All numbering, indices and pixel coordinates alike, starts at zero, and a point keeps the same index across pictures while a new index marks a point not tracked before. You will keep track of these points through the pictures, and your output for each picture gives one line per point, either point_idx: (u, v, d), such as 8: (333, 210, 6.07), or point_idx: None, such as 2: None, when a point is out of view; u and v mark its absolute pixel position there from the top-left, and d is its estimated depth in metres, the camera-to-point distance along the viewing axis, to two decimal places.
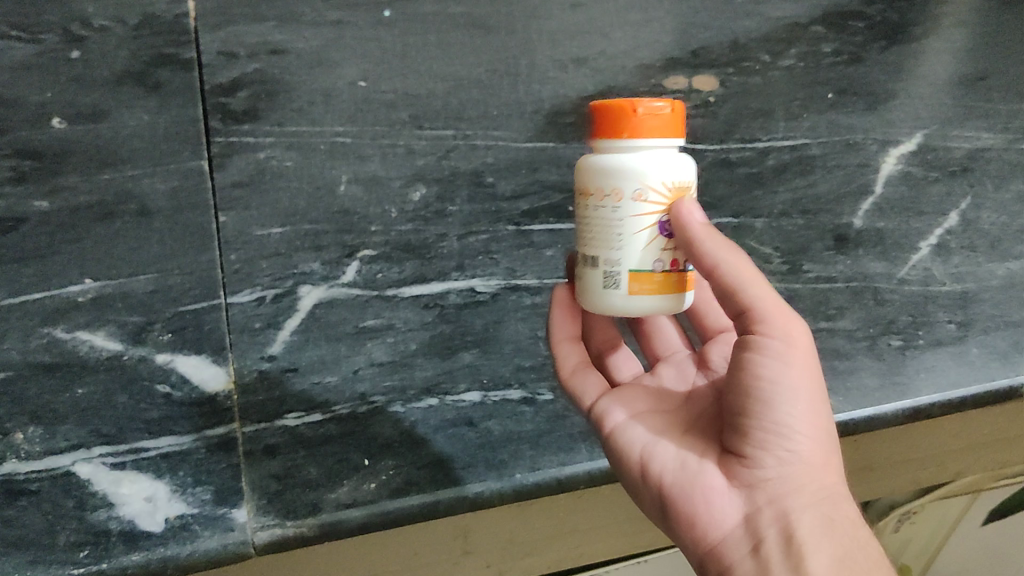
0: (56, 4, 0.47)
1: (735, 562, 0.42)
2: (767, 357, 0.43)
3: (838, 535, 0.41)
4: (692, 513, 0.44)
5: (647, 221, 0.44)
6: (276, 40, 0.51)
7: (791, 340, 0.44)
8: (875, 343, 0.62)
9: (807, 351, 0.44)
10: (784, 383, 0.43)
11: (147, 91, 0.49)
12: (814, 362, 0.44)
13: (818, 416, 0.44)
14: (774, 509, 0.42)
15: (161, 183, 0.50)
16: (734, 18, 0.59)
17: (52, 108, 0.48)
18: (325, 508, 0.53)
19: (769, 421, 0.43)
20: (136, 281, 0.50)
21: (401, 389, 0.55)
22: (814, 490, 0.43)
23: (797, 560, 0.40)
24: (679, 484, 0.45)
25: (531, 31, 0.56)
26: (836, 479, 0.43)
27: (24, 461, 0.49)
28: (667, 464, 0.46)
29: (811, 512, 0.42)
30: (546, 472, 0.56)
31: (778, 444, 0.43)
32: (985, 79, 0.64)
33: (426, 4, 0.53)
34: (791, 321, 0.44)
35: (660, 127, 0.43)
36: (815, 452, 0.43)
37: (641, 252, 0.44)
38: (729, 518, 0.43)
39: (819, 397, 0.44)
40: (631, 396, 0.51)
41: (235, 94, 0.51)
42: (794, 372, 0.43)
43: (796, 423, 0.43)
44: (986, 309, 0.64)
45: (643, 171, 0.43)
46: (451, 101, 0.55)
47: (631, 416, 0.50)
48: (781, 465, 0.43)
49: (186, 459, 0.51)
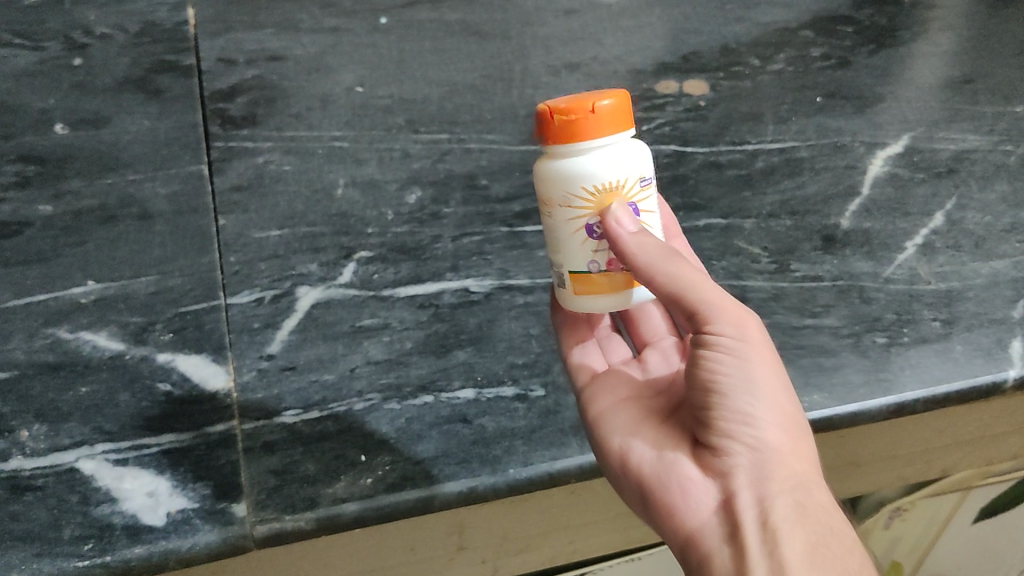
0: (59, 18, 0.60)
1: (713, 550, 0.43)
2: (724, 353, 0.46)
3: (810, 520, 0.43)
4: (669, 503, 0.45)
5: (576, 227, 0.45)
6: (273, 49, 0.61)
7: (746, 337, 0.46)
8: (858, 340, 0.56)
9: (763, 345, 0.46)
10: (744, 376, 0.45)
11: (147, 95, 0.58)
12: (771, 356, 0.46)
13: (781, 406, 0.45)
14: (748, 496, 0.43)
15: (161, 188, 0.56)
16: (722, 26, 0.68)
17: (54, 115, 0.57)
18: (323, 501, 0.48)
19: (732, 412, 0.45)
20: (138, 282, 0.53)
21: (397, 387, 0.52)
22: (785, 477, 0.44)
23: (772, 543, 0.41)
24: (655, 475, 0.47)
25: (526, 37, 0.65)
26: (806, 467, 0.45)
27: (29, 458, 0.48)
28: (644, 456, 0.48)
29: (784, 497, 0.43)
30: (540, 466, 0.50)
31: (743, 433, 0.45)
32: (971, 82, 0.69)
33: (421, 14, 0.64)
34: (746, 318, 0.46)
35: (572, 133, 0.43)
36: (783, 440, 0.45)
37: (575, 256, 0.46)
38: (704, 506, 0.44)
39: (780, 389, 0.46)
40: (611, 382, 0.52)
41: (233, 99, 0.59)
42: (752, 365, 0.45)
43: (759, 412, 0.45)
44: (971, 306, 0.58)
45: (562, 182, 0.44)
46: (445, 105, 0.62)
47: (615, 403, 0.51)
48: (748, 454, 0.44)
49: (186, 455, 0.49)
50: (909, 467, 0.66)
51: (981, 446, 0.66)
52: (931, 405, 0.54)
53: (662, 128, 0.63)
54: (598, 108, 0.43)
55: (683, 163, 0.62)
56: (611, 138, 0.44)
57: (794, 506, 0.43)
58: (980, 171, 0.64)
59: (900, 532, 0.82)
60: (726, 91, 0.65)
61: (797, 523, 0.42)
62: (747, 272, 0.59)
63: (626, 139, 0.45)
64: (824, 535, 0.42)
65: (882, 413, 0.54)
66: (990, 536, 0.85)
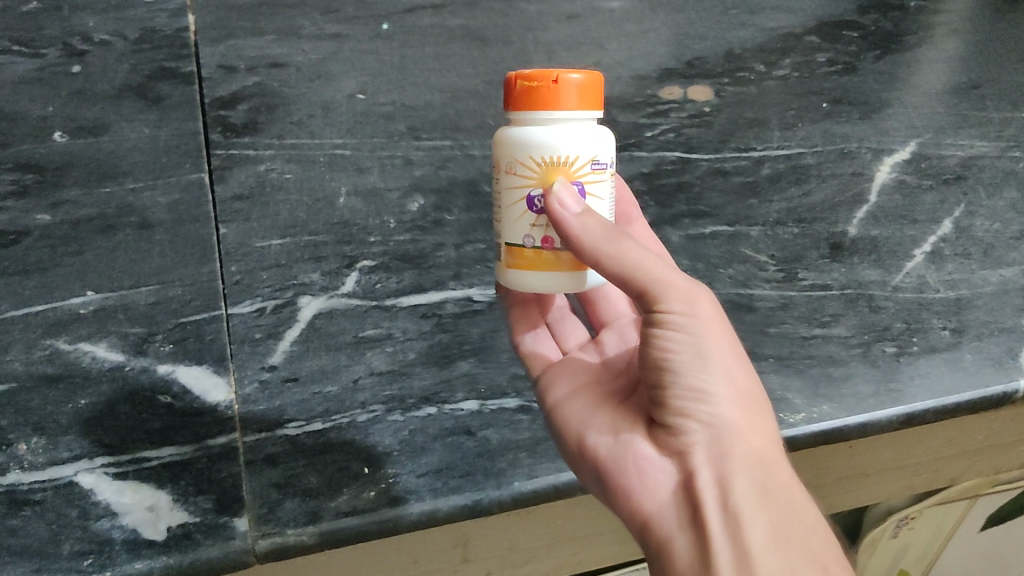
0: (54, 21, 0.52)
1: (672, 534, 0.42)
2: (677, 327, 0.44)
3: (768, 497, 0.42)
4: (627, 487, 0.45)
5: (518, 195, 0.45)
6: (275, 53, 0.56)
7: (696, 309, 0.44)
8: (869, 349, 0.58)
9: (715, 318, 0.45)
10: (696, 351, 0.44)
11: (148, 103, 0.53)
12: (725, 328, 0.45)
13: (734, 382, 0.44)
14: (703, 476, 0.43)
15: (162, 197, 0.53)
16: (728, 29, 0.62)
17: (53, 122, 0.52)
18: (325, 515, 0.49)
19: (685, 390, 0.44)
20: (138, 293, 0.52)
21: (400, 398, 0.53)
22: (743, 453, 0.43)
23: (730, 524, 0.41)
24: (614, 459, 0.46)
25: (528, 41, 0.60)
26: (764, 442, 0.44)
27: (27, 472, 0.48)
28: (603, 442, 0.47)
29: (743, 476, 0.42)
30: (544, 478, 0.52)
31: (698, 411, 0.44)
32: (978, 87, 0.67)
33: (422, 18, 0.58)
34: (698, 293, 0.45)
35: (528, 103, 0.43)
36: (737, 416, 0.44)
37: (513, 225, 0.46)
38: (662, 489, 0.44)
39: (733, 363, 0.45)
40: (571, 367, 0.53)
41: (236, 108, 0.55)
42: (704, 339, 0.44)
43: (713, 389, 0.44)
44: (981, 315, 0.60)
45: (510, 148, 0.45)
46: (449, 111, 0.58)
47: (573, 390, 0.51)
48: (703, 432, 0.44)
49: (187, 469, 0.50)
50: (918, 476, 0.65)
51: (989, 455, 0.65)
52: (940, 415, 0.56)
53: (667, 134, 0.61)
54: (558, 80, 0.42)
55: (689, 170, 0.61)
56: (564, 117, 0.43)
57: (752, 484, 0.42)
58: (988, 177, 0.65)
59: (907, 539, 0.81)
60: (731, 98, 0.62)
61: (757, 501, 0.41)
62: (755, 279, 0.60)
63: (587, 123, 0.44)
64: (784, 511, 0.42)
65: (893, 422, 0.55)
66: (997, 545, 0.84)
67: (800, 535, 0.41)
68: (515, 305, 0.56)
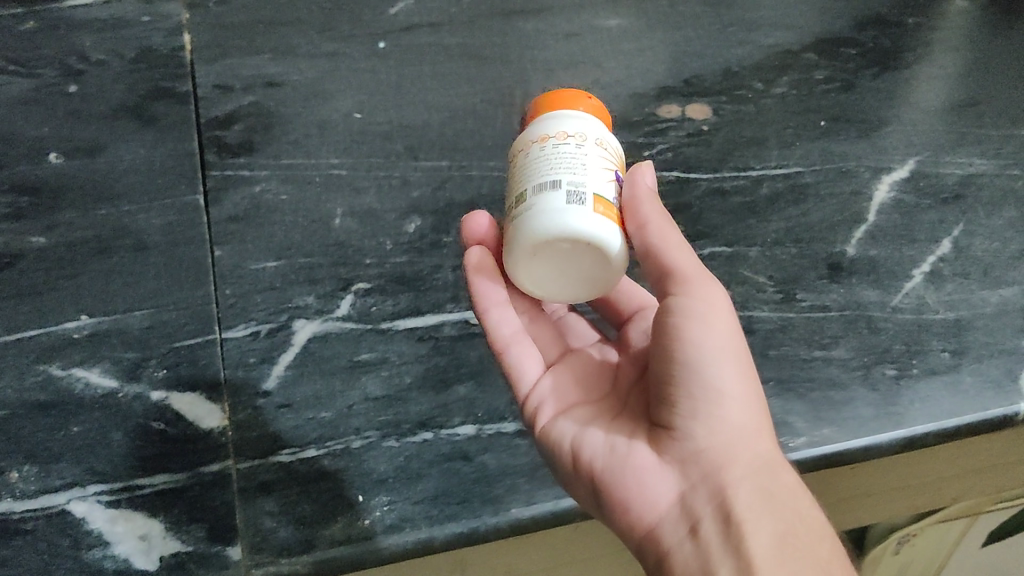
0: (60, 53, 0.66)
1: (675, 546, 0.43)
2: (695, 321, 0.45)
3: (775, 505, 0.42)
4: (625, 498, 0.45)
5: (602, 159, 0.44)
6: (269, 77, 0.66)
7: (709, 304, 0.45)
8: (868, 373, 0.53)
9: (728, 316, 0.46)
10: (710, 347, 0.44)
11: (142, 123, 0.63)
12: (734, 325, 0.46)
13: (745, 384, 0.45)
14: (709, 485, 0.43)
15: (157, 220, 0.58)
16: (721, 53, 0.69)
17: (50, 144, 0.61)
18: (319, 544, 0.47)
19: (697, 386, 0.44)
20: (131, 317, 0.54)
21: (395, 424, 0.50)
22: (749, 459, 0.43)
23: (736, 538, 0.41)
24: (611, 467, 0.46)
25: (526, 66, 0.67)
26: (769, 447, 0.44)
27: (20, 501, 0.47)
28: (597, 450, 0.47)
29: (748, 485, 0.43)
30: (543, 506, 0.48)
31: (705, 413, 0.44)
32: (977, 105, 0.67)
33: (425, 51, 0.68)
34: (710, 287, 0.46)
35: (600, 113, 0.47)
36: (746, 418, 0.44)
37: (601, 179, 0.43)
38: (665, 500, 0.44)
39: (745, 364, 0.46)
40: (561, 383, 0.52)
41: (227, 127, 0.63)
42: (716, 336, 0.45)
43: (725, 388, 0.44)
44: (981, 336, 0.55)
45: (601, 127, 0.45)
46: (445, 133, 0.63)
47: (564, 408, 0.50)
48: (710, 435, 0.44)
49: (179, 497, 0.48)
50: (920, 497, 0.65)
51: (992, 475, 0.64)
52: (941, 439, 0.52)
53: (665, 154, 0.63)
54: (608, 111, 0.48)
55: (687, 190, 0.62)
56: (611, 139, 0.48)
57: (758, 492, 0.42)
58: (987, 197, 0.62)
59: (909, 556, 0.81)
60: (729, 114, 0.66)
61: (763, 510, 0.42)
62: (753, 301, 0.56)
63: None
64: (790, 519, 0.42)
65: (892, 447, 0.51)
66: (1000, 555, 0.84)
67: (806, 545, 0.41)
68: (494, 308, 0.51)
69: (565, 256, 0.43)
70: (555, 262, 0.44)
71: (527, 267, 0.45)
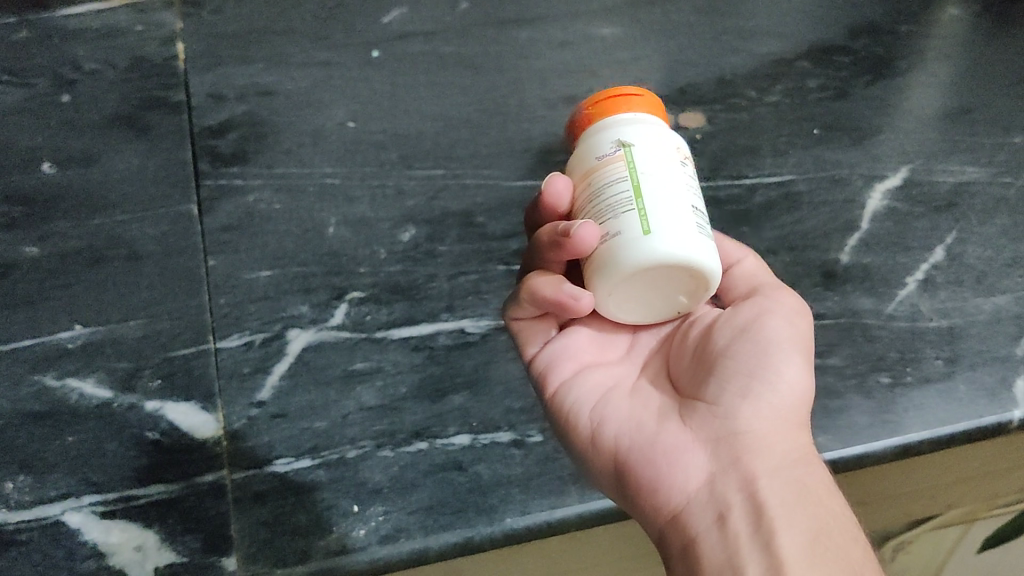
0: (53, 62, 0.66)
1: (700, 533, 0.43)
2: (767, 314, 0.48)
3: (807, 502, 0.42)
4: (654, 476, 0.45)
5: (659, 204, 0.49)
6: (261, 85, 0.65)
7: (784, 304, 0.49)
8: (863, 381, 0.54)
9: (804, 322, 0.48)
10: (778, 341, 0.47)
11: (135, 132, 0.63)
12: (809, 329, 0.48)
13: (802, 379, 0.46)
14: (741, 475, 0.43)
15: (152, 229, 0.58)
16: (717, 61, 0.69)
17: (44, 153, 0.61)
18: (314, 555, 0.47)
19: (756, 370, 0.46)
20: (125, 326, 0.54)
21: (391, 433, 0.50)
22: (785, 450, 0.44)
23: (767, 533, 0.41)
24: (639, 446, 0.46)
25: (520, 74, 0.67)
26: (806, 445, 0.45)
27: (14, 512, 0.48)
28: (622, 429, 0.47)
29: (783, 476, 0.43)
30: (538, 515, 0.48)
31: (757, 397, 0.45)
32: (970, 112, 0.67)
33: (418, 58, 0.67)
34: (794, 298, 0.49)
35: None
36: (792, 413, 0.45)
37: None
38: (694, 482, 0.44)
39: (808, 361, 0.47)
40: (578, 344, 0.51)
41: (220, 136, 0.63)
42: (786, 332, 0.47)
43: (784, 379, 0.46)
44: (974, 343, 0.55)
45: None
46: (439, 141, 0.63)
47: (578, 369, 0.50)
48: (754, 419, 0.45)
49: (174, 507, 0.48)
50: (914, 503, 0.65)
51: (987, 482, 0.64)
52: (936, 446, 0.53)
53: None
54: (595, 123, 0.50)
55: None
56: None
57: (793, 486, 0.43)
58: (980, 205, 0.62)
59: (907, 563, 0.81)
60: (722, 123, 0.66)
61: (795, 505, 0.42)
62: None
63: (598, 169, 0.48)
64: (823, 518, 0.42)
65: (888, 454, 0.52)
66: (996, 559, 0.83)
67: (836, 544, 0.41)
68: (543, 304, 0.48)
69: (667, 287, 0.44)
70: (665, 284, 0.44)
71: (667, 270, 0.42)
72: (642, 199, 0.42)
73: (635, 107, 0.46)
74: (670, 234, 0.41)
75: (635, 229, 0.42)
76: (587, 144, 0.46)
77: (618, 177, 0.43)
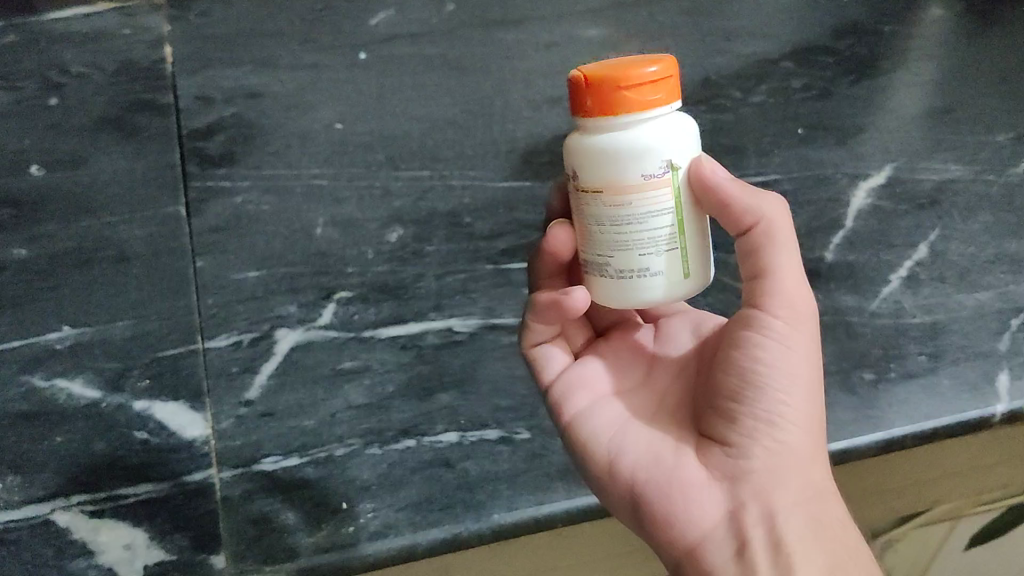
0: (35, 54, 0.55)
1: (719, 566, 0.44)
2: (771, 341, 0.45)
3: (822, 538, 0.44)
4: (669, 513, 0.45)
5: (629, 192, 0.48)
6: (250, 84, 0.57)
7: (790, 320, 0.45)
8: (846, 376, 0.60)
9: (809, 337, 0.46)
10: (785, 370, 0.45)
11: (124, 135, 0.56)
12: (816, 341, 0.47)
13: (811, 408, 0.46)
14: (758, 510, 0.44)
15: (139, 229, 0.56)
16: (705, 57, 0.62)
17: (30, 155, 0.55)
18: (303, 552, 0.56)
19: (762, 409, 0.45)
20: (112, 327, 0.56)
21: (378, 432, 0.57)
22: (799, 486, 0.45)
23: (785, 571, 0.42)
24: (654, 480, 0.46)
25: (506, 73, 0.60)
26: (821, 477, 0.46)
27: (4, 509, 0.54)
28: (638, 462, 0.47)
29: (800, 515, 0.44)
30: (524, 511, 0.56)
31: (768, 437, 0.45)
32: (952, 112, 0.64)
33: (401, 48, 0.59)
34: (804, 303, 0.46)
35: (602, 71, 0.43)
36: (802, 445, 0.45)
37: None
38: (711, 518, 0.45)
39: (817, 387, 0.46)
40: (592, 374, 0.52)
41: (211, 138, 0.57)
42: (794, 359, 0.45)
43: (793, 414, 0.45)
44: (957, 339, 0.61)
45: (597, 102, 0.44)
46: (427, 142, 0.59)
47: (594, 399, 0.51)
48: (767, 458, 0.45)
49: (162, 505, 0.55)
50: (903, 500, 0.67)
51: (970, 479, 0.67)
52: (921, 440, 0.59)
53: None
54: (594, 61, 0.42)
55: None
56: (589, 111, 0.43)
57: (809, 524, 0.44)
58: (962, 203, 0.63)
59: None
60: (706, 125, 0.62)
61: (811, 540, 0.43)
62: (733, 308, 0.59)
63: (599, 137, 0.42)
64: (837, 553, 0.43)
65: (870, 447, 0.59)
66: None
67: None
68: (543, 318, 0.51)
69: None
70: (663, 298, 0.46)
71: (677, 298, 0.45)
72: (682, 237, 0.43)
73: (651, 99, 0.41)
74: (695, 272, 0.44)
75: (676, 270, 0.43)
76: (606, 155, 0.41)
77: (662, 205, 0.42)
